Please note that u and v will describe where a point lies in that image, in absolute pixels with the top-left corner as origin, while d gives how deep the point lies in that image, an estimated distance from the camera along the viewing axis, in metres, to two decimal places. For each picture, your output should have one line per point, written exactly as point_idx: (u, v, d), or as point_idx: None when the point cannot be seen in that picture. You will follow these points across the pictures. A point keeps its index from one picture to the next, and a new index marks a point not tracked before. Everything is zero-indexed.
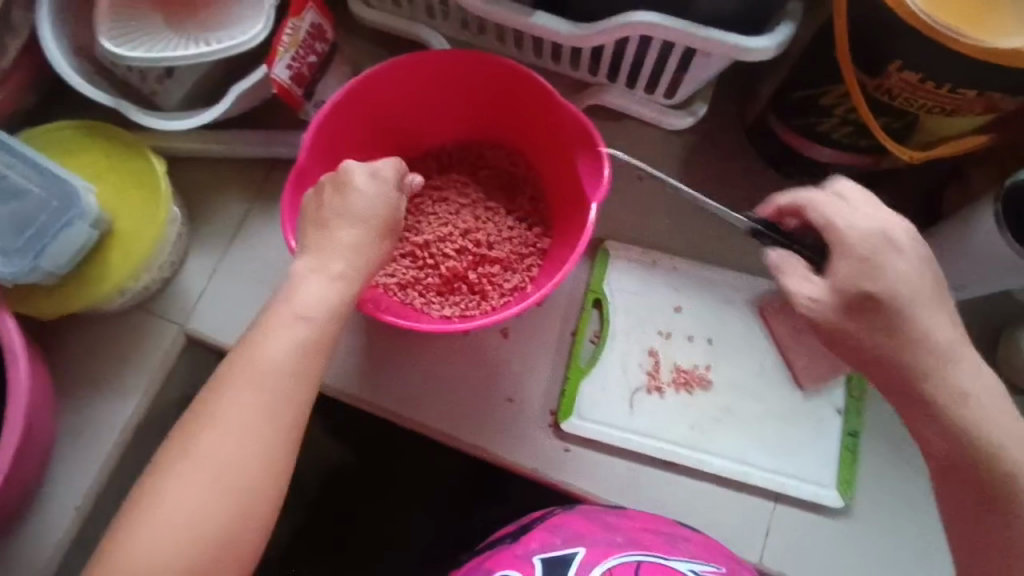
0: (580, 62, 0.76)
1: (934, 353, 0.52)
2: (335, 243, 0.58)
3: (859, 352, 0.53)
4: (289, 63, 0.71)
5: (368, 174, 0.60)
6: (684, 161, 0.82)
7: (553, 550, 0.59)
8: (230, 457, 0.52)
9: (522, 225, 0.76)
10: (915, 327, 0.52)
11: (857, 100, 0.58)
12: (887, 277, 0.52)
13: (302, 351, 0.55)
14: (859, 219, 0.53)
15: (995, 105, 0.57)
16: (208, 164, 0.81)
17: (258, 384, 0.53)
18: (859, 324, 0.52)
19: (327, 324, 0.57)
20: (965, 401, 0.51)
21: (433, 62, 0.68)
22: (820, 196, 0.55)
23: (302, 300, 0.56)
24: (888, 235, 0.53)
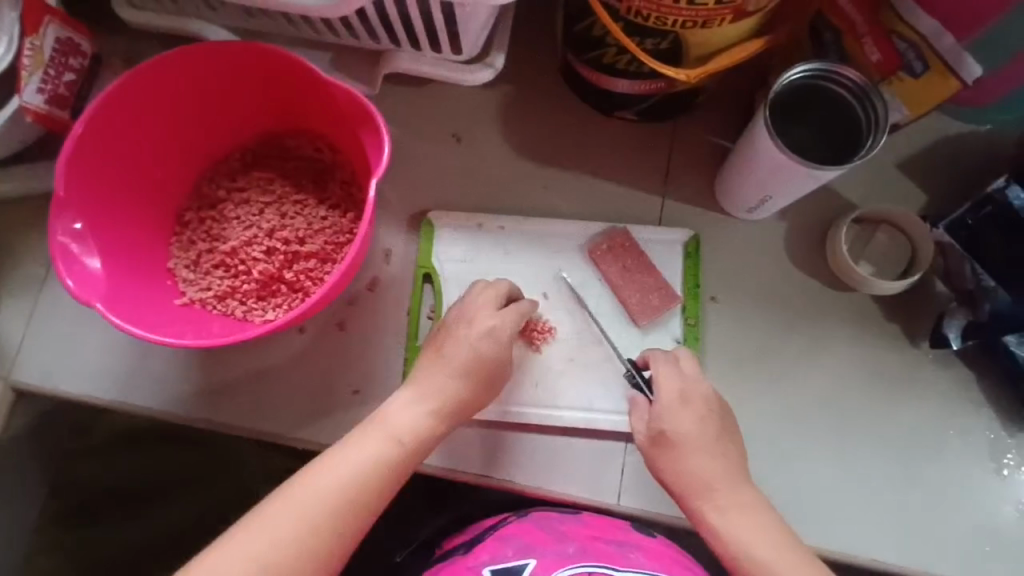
0: (358, 30, 0.71)
1: (699, 452, 0.61)
2: (440, 378, 0.63)
3: (657, 469, 0.62)
4: (40, 87, 0.66)
5: (488, 333, 0.64)
6: (499, 114, 0.79)
7: (502, 561, 0.62)
8: (276, 550, 0.54)
9: (335, 212, 0.73)
10: (683, 461, 0.61)
11: (607, 24, 0.55)
12: (673, 420, 0.62)
13: (388, 467, 0.59)
14: (671, 384, 0.63)
15: (743, 9, 0.55)
16: (3, 206, 0.77)
17: (343, 481, 0.57)
18: (663, 458, 0.61)
19: (421, 445, 0.61)
20: (694, 451, 0.61)
21: (189, 60, 0.65)
22: (656, 358, 0.65)
23: (399, 422, 0.61)
24: (683, 390, 0.63)
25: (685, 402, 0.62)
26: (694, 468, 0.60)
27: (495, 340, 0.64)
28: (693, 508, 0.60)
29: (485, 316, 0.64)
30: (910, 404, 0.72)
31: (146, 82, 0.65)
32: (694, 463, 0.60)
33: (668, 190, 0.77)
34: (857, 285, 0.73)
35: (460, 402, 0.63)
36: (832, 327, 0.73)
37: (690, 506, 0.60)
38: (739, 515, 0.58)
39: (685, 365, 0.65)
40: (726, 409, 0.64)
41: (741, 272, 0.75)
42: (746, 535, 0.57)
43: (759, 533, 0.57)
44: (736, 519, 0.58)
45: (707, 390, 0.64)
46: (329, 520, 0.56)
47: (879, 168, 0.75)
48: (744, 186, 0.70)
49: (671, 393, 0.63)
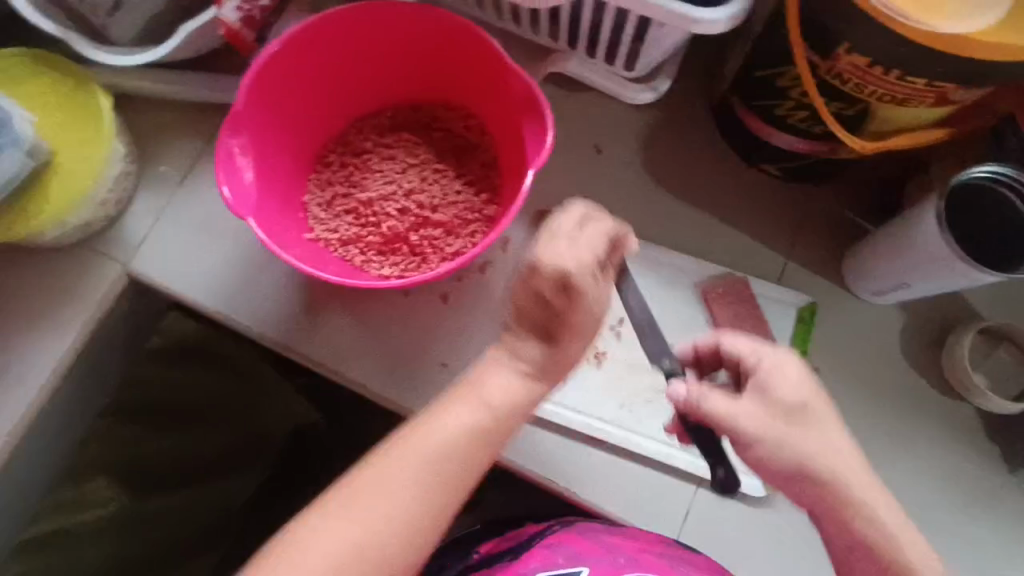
0: (540, 26, 0.73)
1: (823, 426, 0.53)
2: (531, 330, 0.54)
3: (773, 443, 0.53)
4: (239, 6, 0.69)
5: (562, 291, 0.51)
6: (645, 137, 0.80)
7: (554, 569, 0.62)
8: (350, 551, 0.48)
9: (470, 190, 0.74)
10: (812, 441, 0.53)
11: (805, 78, 0.56)
12: (785, 396, 0.53)
13: (470, 444, 0.52)
14: (771, 353, 0.55)
15: (947, 96, 0.54)
16: (162, 106, 0.80)
17: (414, 472, 0.50)
18: (788, 431, 0.53)
19: (501, 422, 0.53)
20: (818, 425, 0.53)
21: (382, 14, 0.67)
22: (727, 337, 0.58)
23: (491, 387, 0.54)
24: (800, 367, 0.55)
25: (794, 368, 0.55)
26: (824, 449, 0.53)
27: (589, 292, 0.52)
28: (834, 499, 0.52)
29: (559, 251, 0.51)
30: (990, 527, 0.70)
31: (338, 26, 0.67)
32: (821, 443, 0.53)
33: (794, 252, 0.77)
34: (966, 393, 0.71)
35: (554, 361, 0.55)
36: (929, 428, 0.72)
37: (820, 490, 0.53)
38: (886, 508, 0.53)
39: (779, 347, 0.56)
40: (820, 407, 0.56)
41: (849, 350, 0.74)
42: (889, 516, 0.52)
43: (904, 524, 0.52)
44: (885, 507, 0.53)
45: (802, 368, 0.55)
46: (405, 509, 0.49)
47: (1013, 284, 0.74)
48: (881, 268, 0.69)
49: (775, 358, 0.55)
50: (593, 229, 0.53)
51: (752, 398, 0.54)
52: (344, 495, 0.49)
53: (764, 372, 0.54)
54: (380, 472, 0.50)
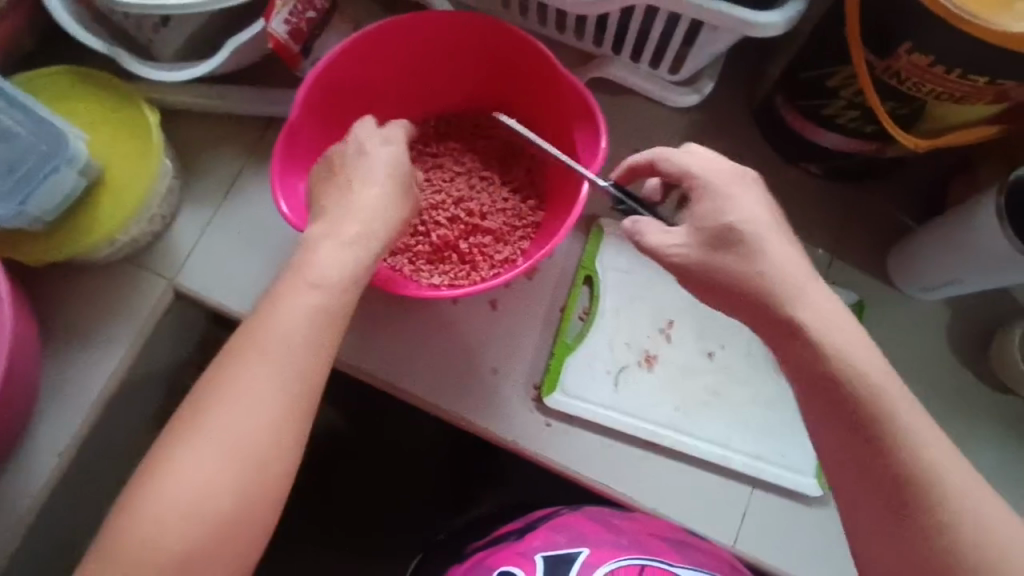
0: (586, 32, 0.73)
1: (800, 275, 0.52)
2: (352, 203, 0.57)
3: (731, 295, 0.54)
4: (287, 18, 0.69)
5: (385, 146, 0.61)
6: (687, 140, 0.80)
7: (555, 548, 0.66)
8: (228, 444, 0.49)
9: (517, 197, 0.74)
10: (758, 262, 0.52)
11: (864, 80, 0.56)
12: (729, 209, 0.53)
13: (317, 319, 0.53)
14: (697, 167, 0.55)
15: (1006, 94, 0.55)
16: (203, 118, 0.80)
17: (260, 359, 0.51)
18: (733, 260, 0.53)
19: (340, 293, 0.54)
20: (791, 289, 0.52)
21: (432, 24, 0.68)
22: (671, 154, 0.57)
23: (319, 266, 0.54)
24: (735, 169, 0.55)
25: (741, 184, 0.54)
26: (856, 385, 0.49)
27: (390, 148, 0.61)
28: (800, 346, 0.51)
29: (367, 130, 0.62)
30: None
31: (391, 37, 0.67)
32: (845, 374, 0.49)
33: (838, 250, 0.77)
34: (1017, 388, 0.71)
35: (375, 226, 0.57)
36: (981, 424, 0.72)
37: (776, 325, 0.52)
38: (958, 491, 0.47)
39: (715, 155, 0.56)
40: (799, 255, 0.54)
41: (898, 347, 0.74)
42: (869, 367, 0.50)
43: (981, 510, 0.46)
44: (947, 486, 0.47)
45: (754, 191, 0.55)
46: (275, 389, 0.51)
47: None
48: (931, 264, 0.69)
49: (712, 181, 0.54)
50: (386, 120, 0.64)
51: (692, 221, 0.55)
52: (211, 398, 0.50)
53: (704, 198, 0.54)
54: (233, 369, 0.51)
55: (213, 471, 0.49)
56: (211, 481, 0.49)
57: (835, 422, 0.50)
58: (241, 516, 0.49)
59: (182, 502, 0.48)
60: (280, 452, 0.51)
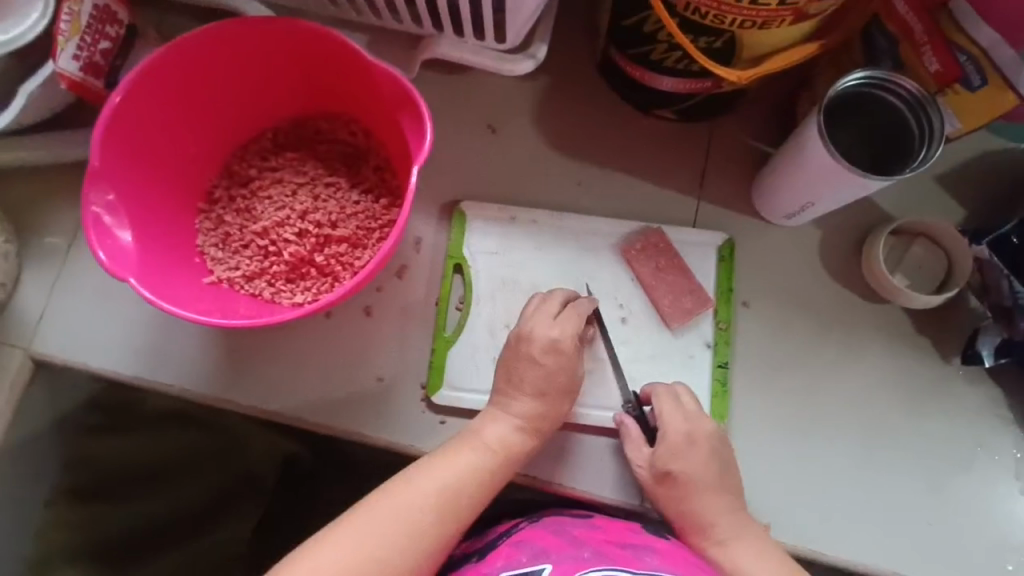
0: (401, 13, 0.70)
1: (717, 486, 0.64)
2: (527, 397, 0.64)
3: (671, 509, 0.65)
4: (76, 54, 0.65)
5: (555, 322, 0.66)
6: (535, 106, 0.78)
7: (517, 567, 0.60)
8: (379, 549, 0.56)
9: (368, 197, 0.71)
10: (699, 462, 0.64)
11: (663, 19, 0.55)
12: (682, 463, 0.64)
13: (479, 478, 0.61)
14: (684, 415, 0.66)
15: (804, 11, 0.54)
16: (30, 175, 0.76)
17: (434, 487, 0.60)
18: (673, 498, 0.64)
19: (498, 464, 0.62)
20: (703, 494, 0.64)
21: (229, 34, 0.64)
22: (658, 391, 0.67)
23: (492, 432, 0.63)
24: (692, 409, 0.67)
25: (692, 431, 0.65)
26: (681, 478, 0.64)
27: (558, 351, 0.65)
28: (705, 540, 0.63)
29: (546, 325, 0.66)
30: (940, 421, 0.70)
31: (186, 54, 0.63)
32: (689, 518, 0.64)
33: (703, 191, 0.76)
34: (893, 298, 0.71)
35: (542, 413, 0.64)
36: (864, 337, 0.72)
37: (687, 527, 0.64)
38: (740, 551, 0.62)
39: (680, 400, 0.67)
40: (731, 474, 0.65)
41: (773, 277, 0.74)
42: (723, 526, 0.63)
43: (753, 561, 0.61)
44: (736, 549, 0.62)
45: (710, 427, 0.66)
46: (431, 525, 0.58)
47: (916, 181, 0.74)
48: (784, 191, 0.69)
49: (692, 432, 0.65)
50: (548, 298, 0.68)
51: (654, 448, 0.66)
52: (382, 501, 0.58)
53: (663, 439, 0.65)
54: (412, 480, 0.60)
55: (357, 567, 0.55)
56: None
57: (668, 506, 0.65)
58: None
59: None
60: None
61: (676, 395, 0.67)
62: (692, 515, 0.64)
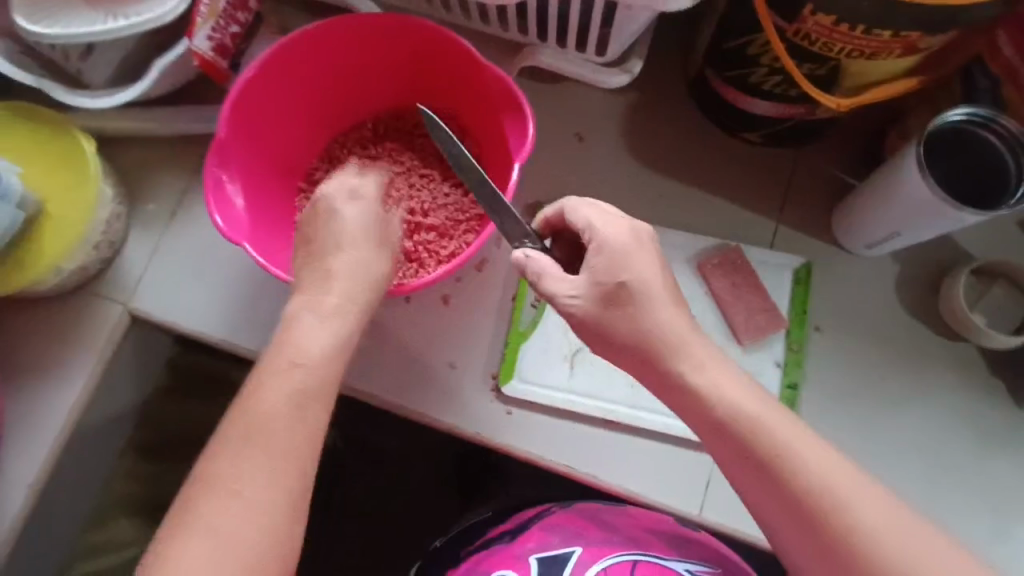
0: (510, 22, 0.74)
1: (714, 363, 0.55)
2: (354, 267, 0.60)
3: (638, 355, 0.55)
4: (210, 35, 0.70)
5: (351, 200, 0.64)
6: (623, 119, 0.81)
7: (548, 549, 0.67)
8: (241, 512, 0.50)
9: (458, 190, 0.75)
10: (665, 307, 0.55)
11: (774, 42, 0.57)
12: (628, 266, 0.55)
13: (298, 395, 0.55)
14: (619, 223, 0.57)
15: (916, 45, 0.56)
16: (146, 144, 0.81)
17: (249, 459, 0.52)
18: (650, 351, 0.55)
19: (318, 382, 0.56)
20: (692, 356, 0.54)
21: (352, 26, 0.68)
22: (574, 198, 0.59)
23: (305, 345, 0.56)
24: (627, 222, 0.57)
25: (668, 289, 0.56)
26: (665, 337, 0.54)
27: (369, 213, 0.64)
28: (739, 428, 0.52)
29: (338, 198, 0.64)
30: (1010, 463, 0.70)
31: (311, 42, 0.68)
32: (725, 416, 0.53)
33: (783, 215, 0.77)
34: (969, 335, 0.72)
35: (352, 290, 0.59)
36: (937, 373, 0.72)
37: (723, 430, 0.53)
38: (809, 464, 0.51)
39: (610, 211, 0.58)
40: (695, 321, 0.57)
41: (847, 305, 0.74)
42: (753, 408, 0.53)
43: (828, 472, 0.51)
44: (801, 458, 0.51)
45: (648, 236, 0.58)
46: (282, 457, 0.52)
47: (998, 223, 0.75)
48: (869, 219, 0.69)
49: (632, 253, 0.55)
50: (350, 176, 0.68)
51: (590, 264, 0.56)
52: (214, 470, 0.52)
53: (602, 253, 0.55)
54: (224, 468, 0.52)
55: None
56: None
57: (658, 378, 0.55)
58: None
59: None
60: (279, 538, 0.51)
61: (599, 203, 0.58)
62: (732, 420, 0.53)
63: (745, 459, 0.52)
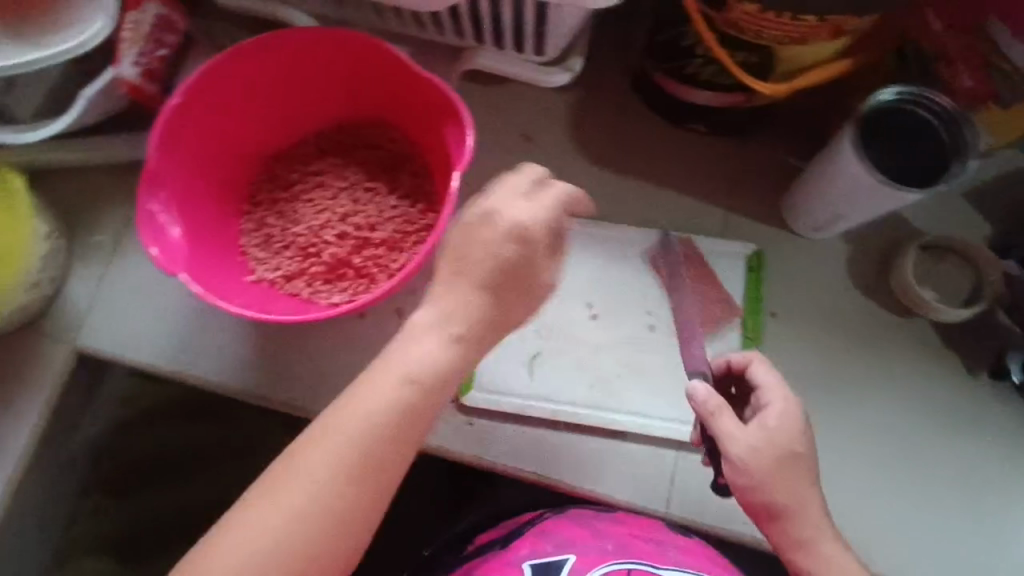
0: (445, 26, 0.73)
1: (801, 479, 0.61)
2: (458, 303, 0.57)
3: (756, 484, 0.60)
4: (136, 60, 0.68)
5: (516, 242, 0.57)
6: (569, 117, 0.80)
7: (542, 556, 0.67)
8: (307, 503, 0.51)
9: (406, 202, 0.73)
10: (794, 427, 0.62)
11: (702, 32, 0.57)
12: (792, 445, 0.61)
13: (398, 409, 0.54)
14: (776, 391, 0.63)
15: (843, 27, 0.55)
16: (81, 175, 0.78)
17: (326, 472, 0.52)
18: (780, 463, 0.61)
19: (434, 388, 0.55)
20: (791, 476, 0.61)
21: (281, 41, 0.67)
22: (757, 359, 0.65)
23: (418, 358, 0.55)
24: (785, 392, 0.63)
25: (789, 456, 0.61)
26: (806, 438, 0.62)
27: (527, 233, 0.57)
28: (797, 534, 0.61)
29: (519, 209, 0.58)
30: (969, 435, 0.71)
31: (238, 61, 0.66)
32: (798, 528, 0.61)
33: (734, 204, 0.77)
34: (922, 311, 0.72)
35: (466, 313, 0.56)
36: (893, 351, 0.73)
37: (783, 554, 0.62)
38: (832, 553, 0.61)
39: (791, 402, 0.62)
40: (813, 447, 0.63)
41: (802, 289, 0.74)
42: (812, 516, 0.61)
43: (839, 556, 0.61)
44: (833, 532, 0.62)
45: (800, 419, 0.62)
46: (350, 463, 0.52)
47: (944, 197, 0.75)
48: (815, 203, 0.69)
49: (798, 420, 0.62)
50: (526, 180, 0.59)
51: (761, 424, 0.61)
52: (286, 463, 0.52)
53: (773, 410, 0.62)
54: (311, 464, 0.52)
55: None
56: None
57: (790, 470, 0.61)
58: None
59: (247, 553, 0.50)
60: (345, 535, 0.52)
61: (788, 403, 0.62)
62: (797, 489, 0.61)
63: (782, 517, 0.61)
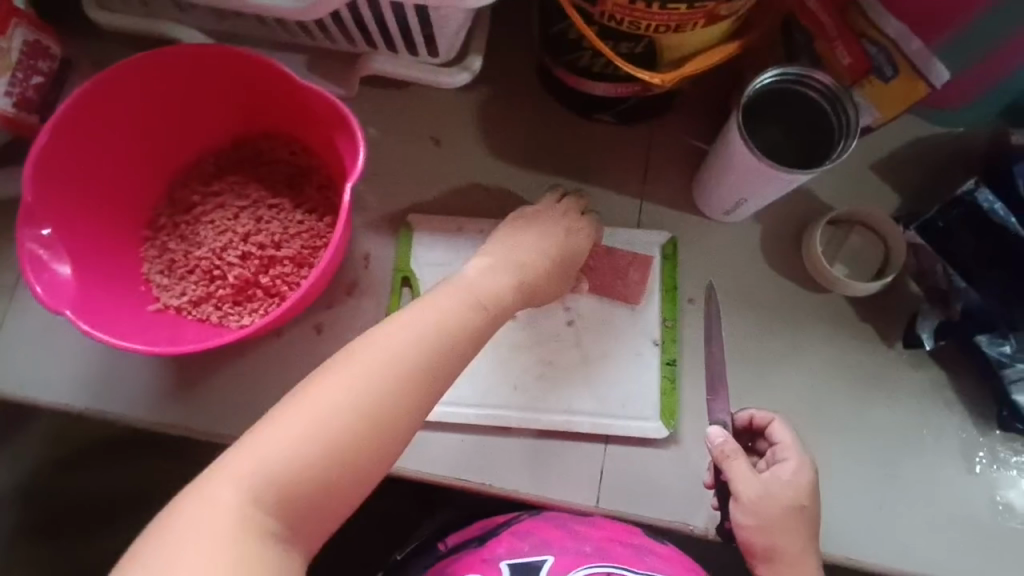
0: (334, 34, 0.71)
1: (801, 525, 0.59)
2: (491, 270, 0.62)
3: (759, 518, 0.58)
4: (8, 90, 0.65)
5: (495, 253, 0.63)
6: (475, 116, 0.79)
7: (520, 556, 0.61)
8: (327, 436, 0.46)
9: (312, 216, 0.72)
10: (801, 482, 0.60)
11: (578, 25, 0.56)
12: (800, 501, 0.59)
13: (435, 335, 0.52)
14: (790, 448, 0.62)
15: (717, 13, 0.55)
16: None
17: (345, 403, 0.47)
18: (780, 506, 0.58)
19: (485, 314, 0.57)
20: (791, 515, 0.59)
21: (157, 63, 0.64)
22: (776, 422, 0.63)
23: (483, 284, 0.60)
24: (806, 463, 0.61)
25: (794, 508, 0.59)
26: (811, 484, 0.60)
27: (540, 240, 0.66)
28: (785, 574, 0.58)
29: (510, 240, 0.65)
30: (887, 403, 0.72)
31: (114, 86, 0.64)
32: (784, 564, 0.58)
33: (646, 191, 0.77)
34: (834, 287, 0.73)
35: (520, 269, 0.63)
36: (810, 327, 0.73)
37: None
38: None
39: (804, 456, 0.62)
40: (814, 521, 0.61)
41: (718, 273, 0.75)
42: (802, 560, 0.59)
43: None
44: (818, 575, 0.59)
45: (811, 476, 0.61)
46: (372, 400, 0.48)
47: (851, 170, 0.76)
48: (719, 187, 0.69)
49: (807, 475, 0.60)
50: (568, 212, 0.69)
51: (774, 474, 0.60)
52: (309, 393, 0.47)
53: (786, 466, 0.61)
54: (327, 397, 0.47)
55: (245, 515, 0.44)
56: (242, 533, 0.43)
57: (786, 508, 0.59)
58: (305, 514, 0.46)
59: (239, 504, 0.44)
60: (363, 472, 0.48)
61: (798, 447, 0.62)
62: (790, 532, 0.59)
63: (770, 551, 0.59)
